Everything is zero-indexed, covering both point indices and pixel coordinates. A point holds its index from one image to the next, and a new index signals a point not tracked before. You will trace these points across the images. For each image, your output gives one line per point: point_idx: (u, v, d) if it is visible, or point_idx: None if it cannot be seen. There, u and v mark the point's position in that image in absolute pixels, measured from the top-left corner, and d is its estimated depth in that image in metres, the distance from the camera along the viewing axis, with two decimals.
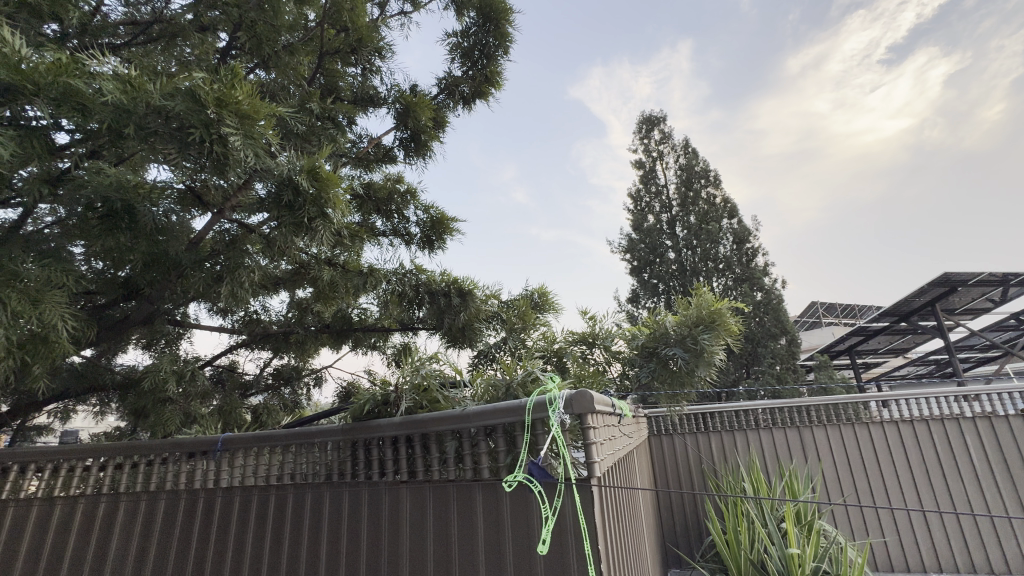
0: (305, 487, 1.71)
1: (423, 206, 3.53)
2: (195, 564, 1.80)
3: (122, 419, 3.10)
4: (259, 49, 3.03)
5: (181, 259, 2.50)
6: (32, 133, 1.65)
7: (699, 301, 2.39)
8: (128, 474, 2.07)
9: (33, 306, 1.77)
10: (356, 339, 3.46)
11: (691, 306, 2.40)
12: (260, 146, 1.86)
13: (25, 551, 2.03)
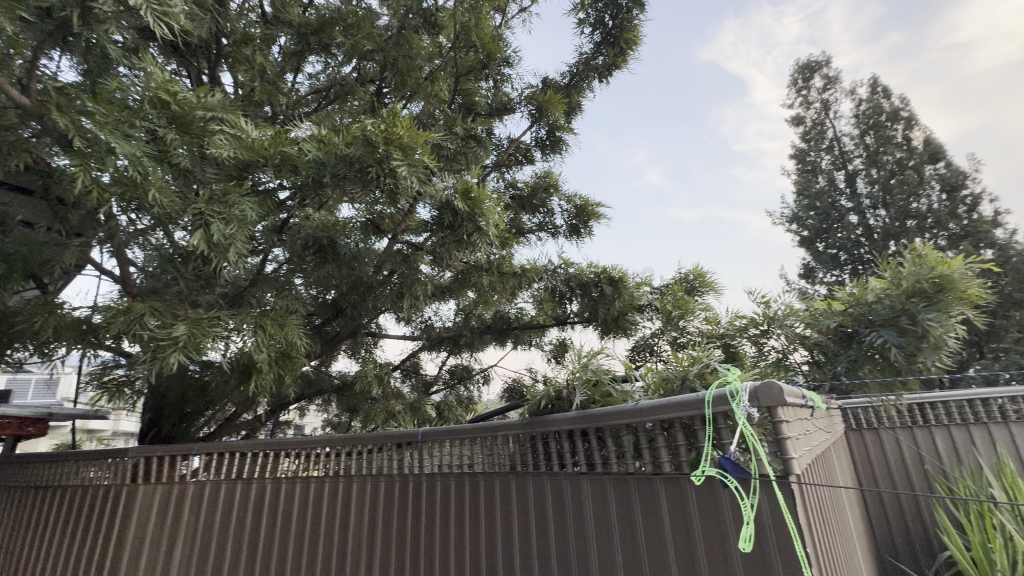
0: (494, 477, 1.76)
1: (565, 197, 3.77)
2: (411, 548, 1.85)
3: (341, 415, 3.78)
4: (404, 84, 3.41)
5: (368, 281, 2.94)
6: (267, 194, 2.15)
7: (920, 267, 1.94)
8: (348, 462, 2.15)
9: (280, 328, 2.30)
10: (517, 336, 3.77)
11: (905, 275, 1.96)
12: (421, 172, 2.10)
13: (260, 532, 2.17)
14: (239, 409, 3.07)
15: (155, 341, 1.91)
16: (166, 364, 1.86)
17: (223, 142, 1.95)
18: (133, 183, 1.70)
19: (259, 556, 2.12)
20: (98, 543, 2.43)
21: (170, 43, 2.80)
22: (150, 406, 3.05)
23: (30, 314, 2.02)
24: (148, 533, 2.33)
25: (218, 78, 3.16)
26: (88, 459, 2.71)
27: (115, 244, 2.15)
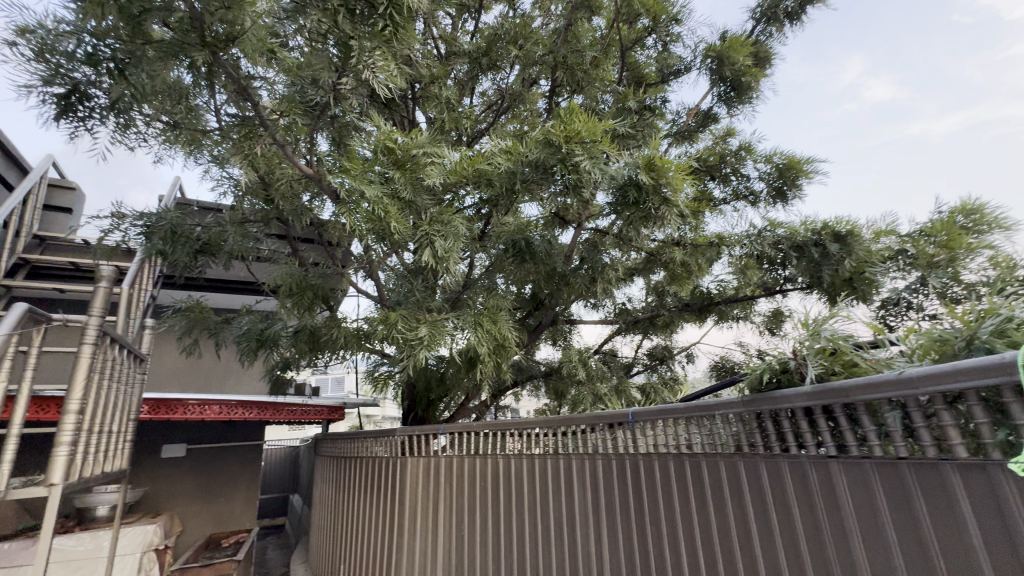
0: (717, 458, 1.48)
1: (762, 158, 3.30)
2: (639, 531, 1.73)
3: (549, 398, 4.06)
4: (572, 77, 3.47)
5: (559, 273, 3.08)
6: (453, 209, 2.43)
7: None
8: (563, 441, 2.18)
9: (493, 323, 2.59)
10: (719, 312, 3.51)
11: None
12: (600, 158, 2.10)
13: (496, 497, 2.44)
14: (469, 394, 3.60)
15: (407, 341, 2.34)
16: (417, 359, 2.28)
17: (433, 171, 2.29)
18: (378, 219, 2.11)
19: (503, 522, 2.35)
20: (388, 503, 3.12)
21: (381, 101, 3.39)
22: (405, 396, 3.76)
23: (329, 330, 2.71)
24: (419, 497, 2.88)
25: (415, 118, 3.70)
26: (371, 438, 3.54)
27: (370, 270, 2.73)
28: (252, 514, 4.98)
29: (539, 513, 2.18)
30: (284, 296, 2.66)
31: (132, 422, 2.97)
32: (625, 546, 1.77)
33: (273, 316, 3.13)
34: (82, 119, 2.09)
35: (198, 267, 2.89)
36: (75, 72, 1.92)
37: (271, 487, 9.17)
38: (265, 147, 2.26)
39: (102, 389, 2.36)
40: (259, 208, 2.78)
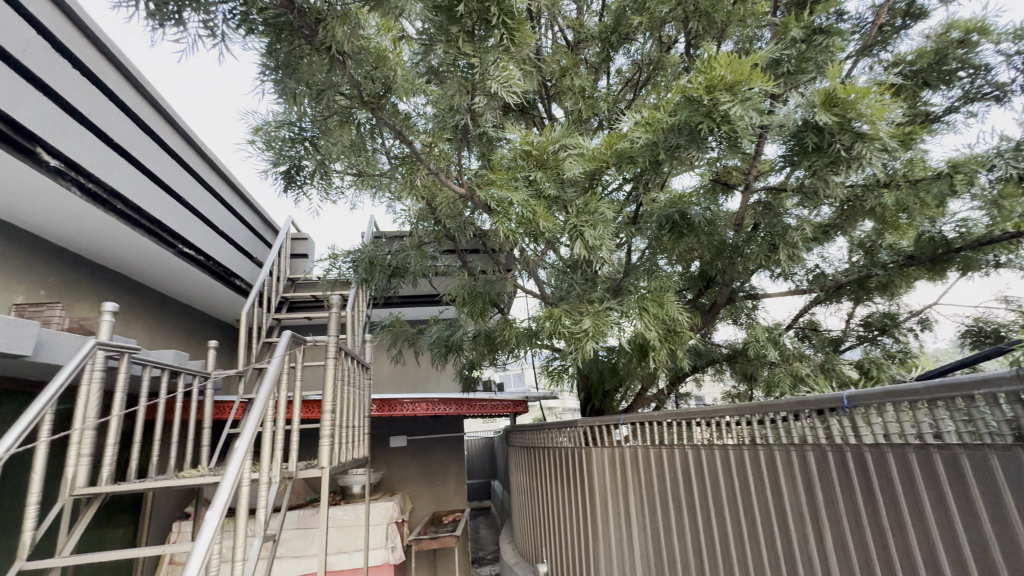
0: (986, 451, 1.05)
1: (1008, 35, 2.67)
2: (881, 548, 1.29)
3: (739, 382, 3.67)
4: (712, 24, 3.09)
5: (729, 244, 2.76)
6: (600, 195, 2.38)
7: None
8: (761, 434, 1.75)
9: (661, 307, 2.46)
10: (965, 260, 2.65)
11: None
12: (759, 106, 1.83)
13: (688, 489, 2.16)
14: (645, 383, 3.48)
15: (573, 335, 2.38)
16: (585, 351, 2.29)
17: (573, 163, 2.30)
18: (529, 221, 2.19)
19: (702, 521, 2.04)
20: (579, 491, 3.22)
21: (518, 107, 3.52)
22: (581, 389, 3.83)
23: (502, 332, 2.94)
24: (608, 487, 2.86)
25: (553, 114, 3.73)
26: (555, 430, 3.69)
27: (530, 270, 2.86)
28: (463, 496, 5.70)
29: (743, 515, 1.81)
30: (460, 305, 2.96)
31: (366, 419, 3.67)
32: (864, 567, 1.34)
33: (455, 323, 3.52)
34: (299, 185, 2.63)
35: (393, 288, 3.41)
36: (290, 150, 2.49)
37: (479, 473, 10.32)
38: (424, 176, 2.57)
39: (341, 392, 2.97)
40: (430, 229, 3.16)
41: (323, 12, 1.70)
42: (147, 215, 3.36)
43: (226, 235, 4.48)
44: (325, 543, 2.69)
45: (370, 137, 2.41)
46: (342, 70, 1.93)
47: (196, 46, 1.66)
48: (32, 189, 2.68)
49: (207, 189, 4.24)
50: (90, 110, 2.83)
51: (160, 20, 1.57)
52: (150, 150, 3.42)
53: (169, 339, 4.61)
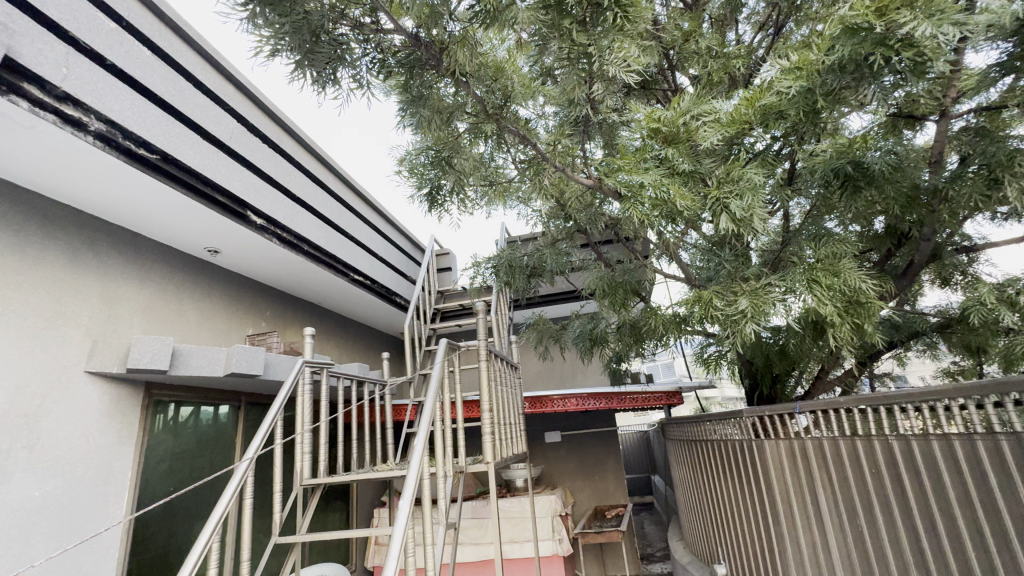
0: None
1: None
2: None
3: (962, 356, 2.95)
4: None
5: (925, 187, 2.24)
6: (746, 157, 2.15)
7: None
8: (998, 419, 1.33)
9: (837, 277, 2.09)
10: None
11: None
12: (952, 11, 1.46)
13: (893, 490, 1.75)
14: (826, 365, 3.01)
15: (728, 317, 2.16)
16: (744, 334, 2.06)
17: (707, 131, 2.08)
18: (664, 201, 2.05)
19: (918, 530, 1.63)
20: (753, 488, 2.90)
21: (639, 85, 3.34)
22: (744, 374, 3.48)
23: (647, 321, 2.85)
24: (787, 485, 2.50)
25: (678, 85, 3.46)
26: (719, 421, 3.38)
27: (671, 253, 2.68)
28: (624, 490, 5.61)
29: (984, 525, 1.39)
30: (600, 297, 2.90)
31: (520, 416, 3.85)
32: None
33: (598, 316, 3.47)
34: (441, 204, 2.88)
35: (532, 288, 3.50)
36: (427, 172, 2.74)
37: (636, 467, 10.07)
38: (551, 175, 2.62)
39: (495, 391, 3.15)
40: (562, 227, 3.18)
41: (445, 41, 1.87)
42: (326, 252, 3.99)
43: (384, 260, 5.10)
44: (497, 534, 2.86)
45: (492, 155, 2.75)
46: (465, 89, 2.11)
47: (349, 98, 1.92)
48: (247, 243, 3.38)
49: (367, 222, 4.89)
50: (278, 174, 3.49)
51: (322, 84, 1.84)
52: (322, 199, 4.07)
53: (352, 354, 5.41)
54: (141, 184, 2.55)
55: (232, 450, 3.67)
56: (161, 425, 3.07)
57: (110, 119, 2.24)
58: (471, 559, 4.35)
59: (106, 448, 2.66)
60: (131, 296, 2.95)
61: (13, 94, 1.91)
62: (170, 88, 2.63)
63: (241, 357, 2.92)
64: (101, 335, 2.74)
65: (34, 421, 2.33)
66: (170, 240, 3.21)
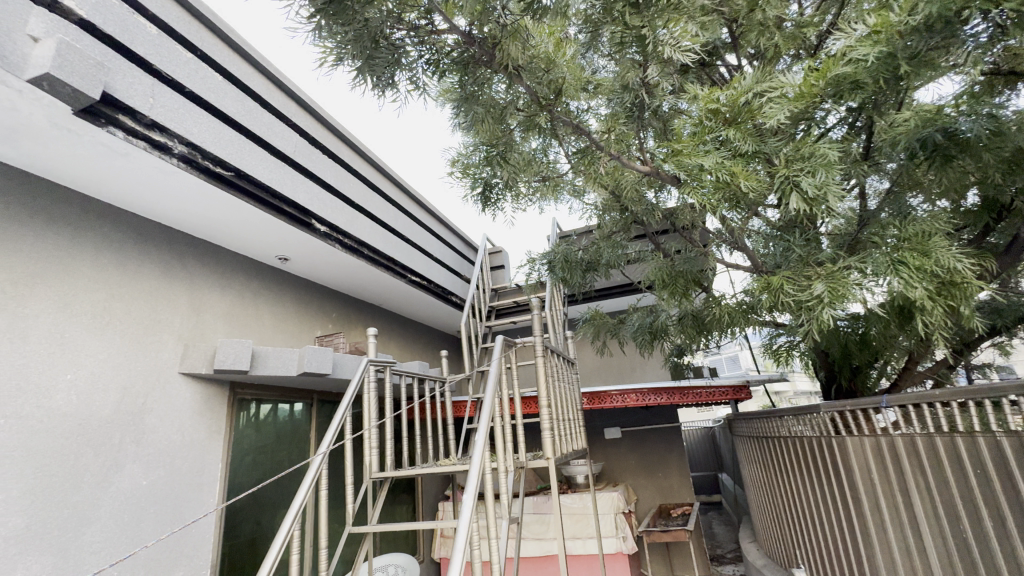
0: None
1: None
2: None
3: None
4: None
5: None
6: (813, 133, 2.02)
7: None
8: None
9: (927, 257, 1.90)
10: None
11: None
12: None
13: (1000, 494, 1.56)
14: (915, 354, 2.75)
15: (802, 304, 2.02)
16: (820, 321, 1.91)
17: (772, 108, 1.93)
18: (726, 185, 1.95)
19: None
20: (834, 488, 2.70)
21: (693, 68, 3.22)
22: (819, 367, 3.25)
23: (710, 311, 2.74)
24: (873, 486, 2.31)
25: (736, 64, 3.29)
26: (792, 417, 3.18)
27: (734, 241, 2.55)
28: (689, 489, 5.43)
29: None
30: (659, 288, 2.81)
31: (579, 412, 3.82)
32: None
33: (657, 309, 3.37)
34: (495, 202, 2.86)
35: (588, 282, 3.44)
36: (481, 171, 2.75)
37: (701, 465, 9.70)
38: (606, 164, 2.59)
39: (553, 387, 3.15)
40: (617, 218, 3.11)
41: (498, 36, 1.91)
42: (384, 255, 4.15)
43: (439, 261, 5.23)
44: (560, 530, 2.86)
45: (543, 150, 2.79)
46: (518, 83, 2.13)
47: (406, 99, 2.02)
48: (313, 250, 3.58)
49: (422, 225, 5.04)
50: (338, 183, 3.67)
51: (381, 89, 1.92)
52: (379, 204, 4.23)
53: (412, 353, 5.59)
54: (218, 199, 2.77)
55: (307, 445, 3.91)
56: (245, 422, 3.33)
57: (190, 141, 2.45)
58: (535, 554, 4.38)
59: (198, 442, 2.92)
60: (215, 302, 3.22)
61: (111, 125, 2.14)
62: (240, 109, 2.83)
63: (311, 357, 3.11)
64: (191, 339, 3.01)
65: (139, 417, 2.60)
66: (246, 250, 3.47)
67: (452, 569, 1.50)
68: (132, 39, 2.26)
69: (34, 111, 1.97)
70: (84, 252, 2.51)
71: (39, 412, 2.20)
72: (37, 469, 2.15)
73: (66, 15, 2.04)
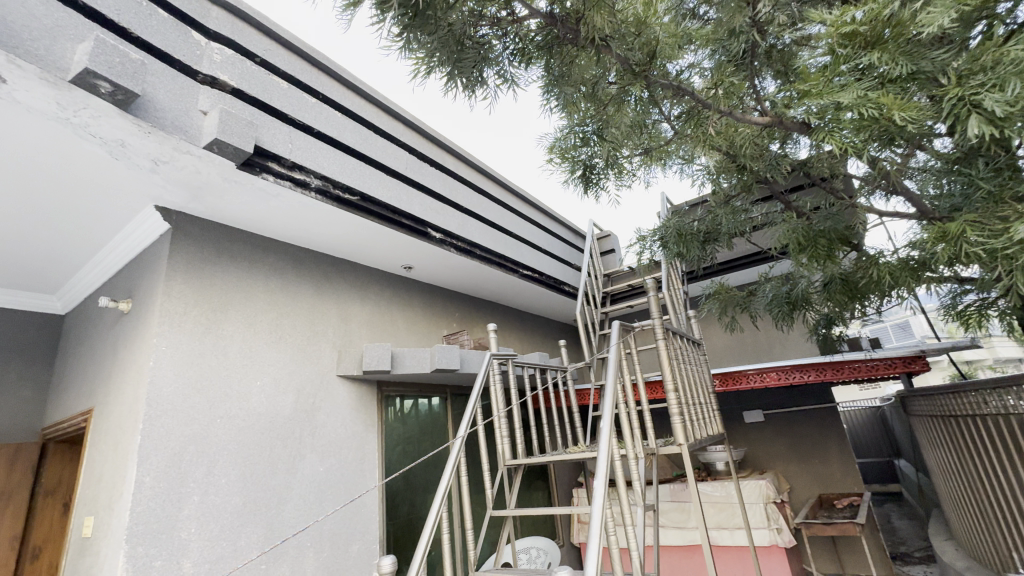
0: None
1: None
2: None
3: None
4: None
5: None
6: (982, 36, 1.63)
7: None
8: None
9: None
10: None
11: None
12: None
13: None
14: None
15: (992, 252, 1.63)
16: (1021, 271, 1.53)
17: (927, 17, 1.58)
18: (871, 121, 1.65)
19: None
20: None
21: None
22: None
23: (863, 272, 2.35)
24: None
25: None
26: (991, 391, 2.59)
27: (889, 184, 2.16)
28: (857, 477, 4.76)
29: None
30: (795, 252, 2.49)
31: (712, 396, 3.58)
32: None
33: (793, 276, 2.99)
34: (596, 183, 2.91)
35: (708, 255, 3.18)
36: (579, 153, 2.79)
37: (870, 451, 8.40)
38: (717, 124, 2.37)
39: (679, 370, 2.99)
40: (736, 181, 2.83)
41: (581, 9, 1.85)
42: (496, 252, 4.31)
43: (548, 251, 5.29)
44: (703, 519, 2.71)
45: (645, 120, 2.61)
46: (608, 56, 2.03)
47: (497, 94, 2.07)
48: (433, 256, 3.88)
49: (528, 219, 5.13)
50: (447, 191, 3.91)
51: (472, 88, 1.99)
52: (486, 204, 4.41)
53: (531, 345, 5.74)
54: (350, 221, 3.14)
55: (447, 435, 4.25)
56: (392, 416, 3.74)
57: (323, 174, 2.81)
58: (678, 544, 4.22)
59: (358, 435, 3.36)
60: (358, 312, 3.67)
61: (264, 172, 2.55)
62: (357, 139, 3.17)
63: (441, 355, 3.38)
64: (343, 345, 3.47)
65: (311, 414, 3.08)
66: (377, 264, 3.88)
67: (590, 555, 1.52)
68: (270, 96, 2.67)
69: (211, 171, 2.43)
70: (257, 280, 3.04)
71: (242, 413, 2.73)
72: (246, 458, 2.68)
73: (223, 87, 2.48)
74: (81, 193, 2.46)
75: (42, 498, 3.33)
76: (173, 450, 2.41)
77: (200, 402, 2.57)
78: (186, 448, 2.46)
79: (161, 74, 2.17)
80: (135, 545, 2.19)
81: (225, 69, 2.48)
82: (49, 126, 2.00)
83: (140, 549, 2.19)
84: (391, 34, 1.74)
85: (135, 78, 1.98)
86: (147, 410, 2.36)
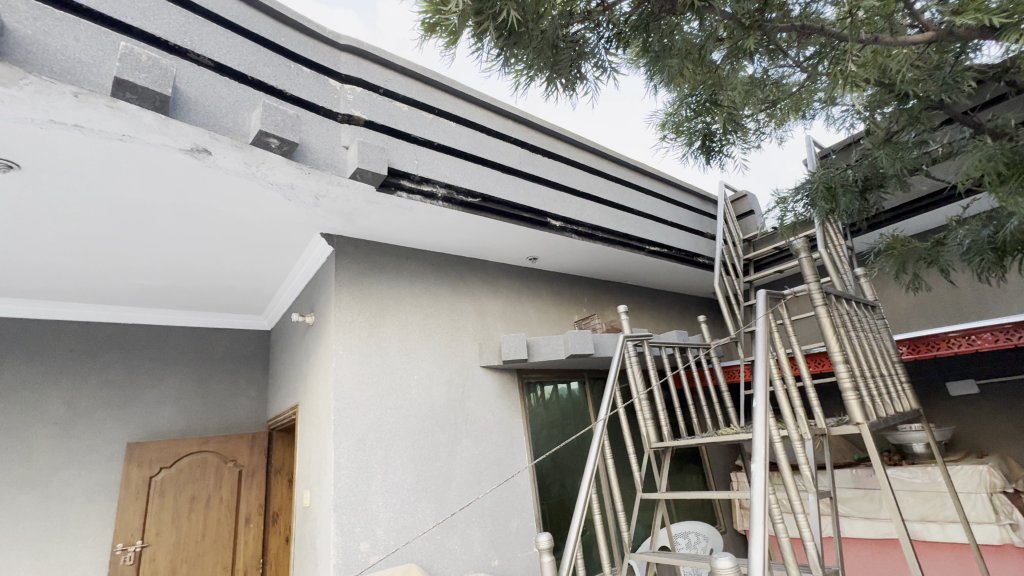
0: None
1: None
2: None
3: None
4: None
5: None
6: None
7: None
8: None
9: None
10: None
11: None
12: None
13: None
14: None
15: None
16: None
17: None
18: None
19: None
20: None
21: None
22: None
23: None
24: None
25: None
26: None
27: None
28: None
29: None
30: (994, 185, 1.95)
31: (899, 365, 3.02)
32: None
33: (999, 214, 2.34)
34: (718, 150, 2.72)
35: (874, 204, 2.71)
36: (695, 123, 2.63)
37: None
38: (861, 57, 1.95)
39: (849, 339, 2.57)
40: (898, 112, 2.36)
41: None
42: (618, 233, 4.19)
43: (676, 224, 4.96)
44: (897, 510, 2.32)
45: (769, 70, 2.29)
46: (712, 15, 1.82)
47: (598, 87, 2.01)
48: (555, 245, 3.93)
49: (650, 192, 4.87)
50: (562, 177, 3.92)
51: (573, 87, 1.97)
52: (603, 184, 4.30)
53: (667, 323, 5.48)
54: (476, 222, 3.34)
55: (590, 418, 4.30)
56: (535, 401, 3.91)
57: (447, 183, 3.03)
58: (867, 536, 3.69)
59: (506, 420, 3.60)
60: (493, 306, 3.90)
61: (398, 190, 2.85)
62: (473, 143, 3.35)
63: (575, 340, 3.44)
64: (482, 339, 3.72)
65: (462, 403, 3.39)
66: (505, 259, 4.07)
67: (754, 543, 1.43)
68: (395, 120, 2.97)
69: (358, 197, 2.81)
70: (404, 286, 3.42)
71: (405, 403, 3.12)
72: (414, 442, 3.06)
73: (357, 122, 2.83)
74: (268, 231, 3.03)
75: (275, 474, 4.20)
76: (358, 436, 2.86)
77: (373, 395, 3.00)
78: (368, 434, 2.91)
79: (311, 123, 2.57)
80: (341, 513, 2.67)
81: (358, 106, 2.83)
82: (242, 182, 2.51)
83: (344, 518, 2.67)
84: (491, 55, 1.79)
85: (293, 130, 2.32)
86: (335, 404, 2.85)
